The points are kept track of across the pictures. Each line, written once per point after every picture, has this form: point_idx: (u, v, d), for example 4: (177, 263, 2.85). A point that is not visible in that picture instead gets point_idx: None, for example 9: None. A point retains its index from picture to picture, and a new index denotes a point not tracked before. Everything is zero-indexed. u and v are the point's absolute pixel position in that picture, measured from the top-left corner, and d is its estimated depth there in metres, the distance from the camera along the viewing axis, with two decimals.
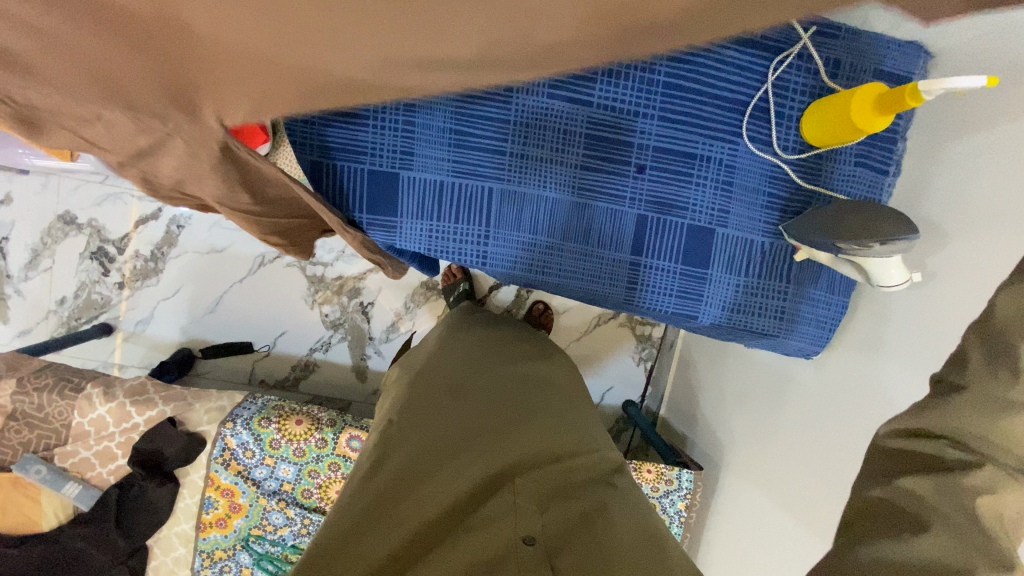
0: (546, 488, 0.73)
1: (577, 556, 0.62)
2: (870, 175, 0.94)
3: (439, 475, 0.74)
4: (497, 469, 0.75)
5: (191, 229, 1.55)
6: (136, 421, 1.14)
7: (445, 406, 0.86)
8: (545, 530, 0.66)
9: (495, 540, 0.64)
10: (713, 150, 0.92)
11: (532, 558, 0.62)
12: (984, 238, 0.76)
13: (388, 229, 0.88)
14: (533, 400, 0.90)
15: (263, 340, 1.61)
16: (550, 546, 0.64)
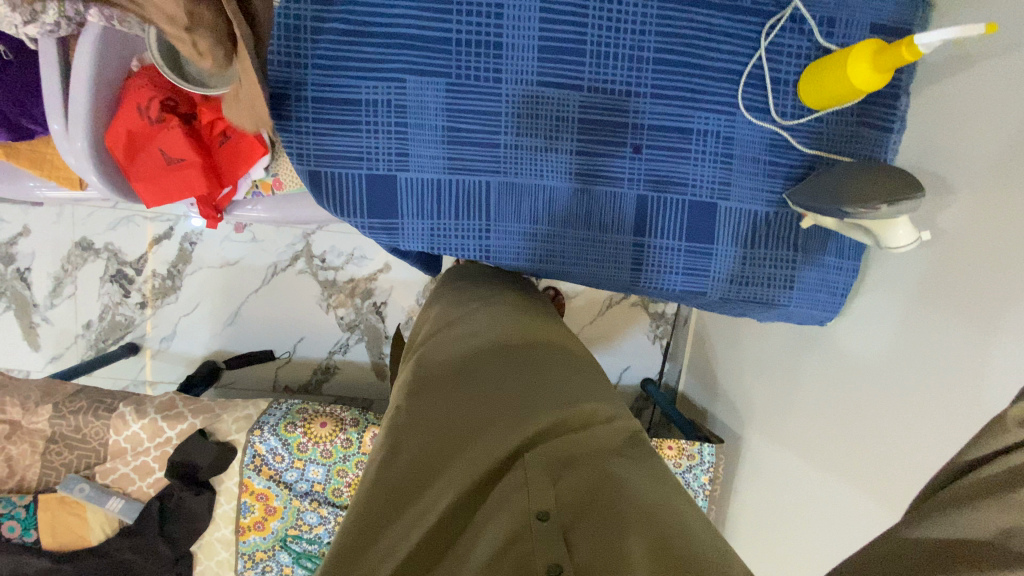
0: (558, 450, 0.65)
1: (595, 525, 0.55)
2: (875, 134, 0.92)
3: (448, 453, 0.66)
4: (506, 434, 0.67)
5: (203, 244, 1.59)
6: (168, 436, 1.18)
7: (443, 390, 0.76)
8: (559, 501, 0.58)
9: (507, 526, 0.56)
10: (710, 122, 0.90)
11: (547, 535, 0.54)
12: (999, 191, 0.74)
13: (390, 231, 0.89)
14: (535, 370, 0.80)
15: (283, 347, 1.65)
16: (566, 519, 0.56)
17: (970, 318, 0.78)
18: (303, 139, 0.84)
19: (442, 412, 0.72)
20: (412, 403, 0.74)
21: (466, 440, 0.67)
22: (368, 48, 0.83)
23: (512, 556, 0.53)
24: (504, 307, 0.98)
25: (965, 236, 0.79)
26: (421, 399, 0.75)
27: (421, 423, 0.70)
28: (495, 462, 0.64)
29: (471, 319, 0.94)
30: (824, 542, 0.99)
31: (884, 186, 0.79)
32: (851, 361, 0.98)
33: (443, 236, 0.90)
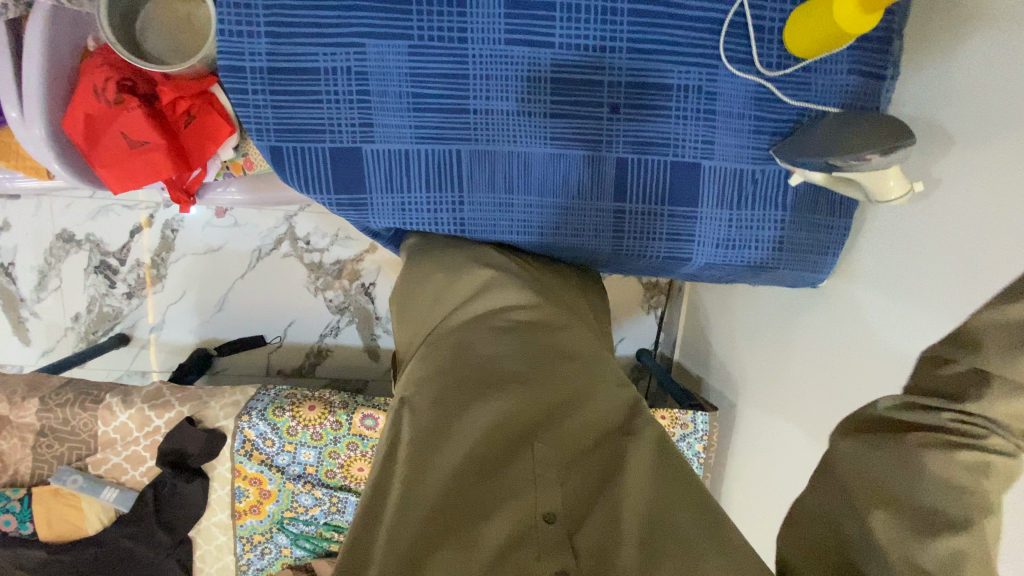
0: (566, 447, 0.65)
1: (600, 536, 0.58)
2: (867, 82, 0.87)
3: (456, 450, 0.63)
4: (518, 432, 0.65)
5: (186, 231, 1.56)
6: (157, 425, 1.17)
7: (451, 362, 0.73)
8: (565, 503, 0.60)
9: (518, 519, 0.58)
10: (690, 77, 0.85)
11: (553, 538, 0.57)
12: (999, 137, 0.70)
13: (359, 208, 0.86)
14: (543, 342, 0.78)
15: (274, 332, 1.63)
16: (572, 523, 0.59)
17: (959, 270, 0.76)
18: (261, 113, 0.80)
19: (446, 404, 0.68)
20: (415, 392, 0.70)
21: (476, 418, 0.66)
22: (323, 11, 0.78)
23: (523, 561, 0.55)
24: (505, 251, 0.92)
25: (959, 184, 0.76)
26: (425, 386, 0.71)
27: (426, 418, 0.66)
28: (506, 448, 0.64)
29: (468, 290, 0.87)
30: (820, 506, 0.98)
31: (873, 133, 0.75)
32: (842, 325, 0.95)
33: (425, 215, 0.87)
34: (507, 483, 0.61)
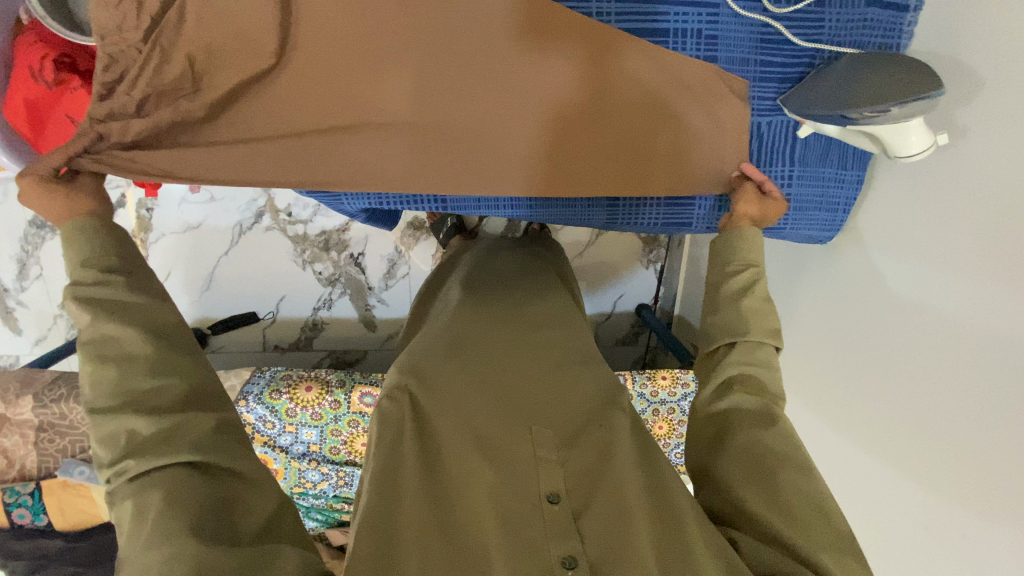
0: (563, 436, 0.75)
1: (603, 519, 0.66)
2: (889, 15, 0.78)
3: (466, 446, 0.72)
4: (519, 428, 0.74)
5: (162, 209, 1.48)
6: None
7: (447, 364, 0.84)
8: (568, 486, 0.70)
9: (523, 496, 0.68)
10: (687, 20, 0.76)
11: (559, 517, 0.66)
12: None
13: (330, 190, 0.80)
14: (529, 343, 0.90)
15: (266, 308, 1.60)
16: (576, 506, 0.68)
17: (944, 224, 0.83)
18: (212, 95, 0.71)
19: (453, 406, 0.77)
20: (415, 387, 0.78)
21: (474, 422, 0.75)
22: None
23: (534, 537, 0.64)
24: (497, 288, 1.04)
25: (1005, 130, 0.73)
26: (425, 382, 0.80)
27: (434, 420, 0.75)
28: (507, 435, 0.73)
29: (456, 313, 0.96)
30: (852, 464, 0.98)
31: (889, 78, 0.68)
32: (874, 282, 0.95)
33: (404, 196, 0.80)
34: (512, 468, 0.70)
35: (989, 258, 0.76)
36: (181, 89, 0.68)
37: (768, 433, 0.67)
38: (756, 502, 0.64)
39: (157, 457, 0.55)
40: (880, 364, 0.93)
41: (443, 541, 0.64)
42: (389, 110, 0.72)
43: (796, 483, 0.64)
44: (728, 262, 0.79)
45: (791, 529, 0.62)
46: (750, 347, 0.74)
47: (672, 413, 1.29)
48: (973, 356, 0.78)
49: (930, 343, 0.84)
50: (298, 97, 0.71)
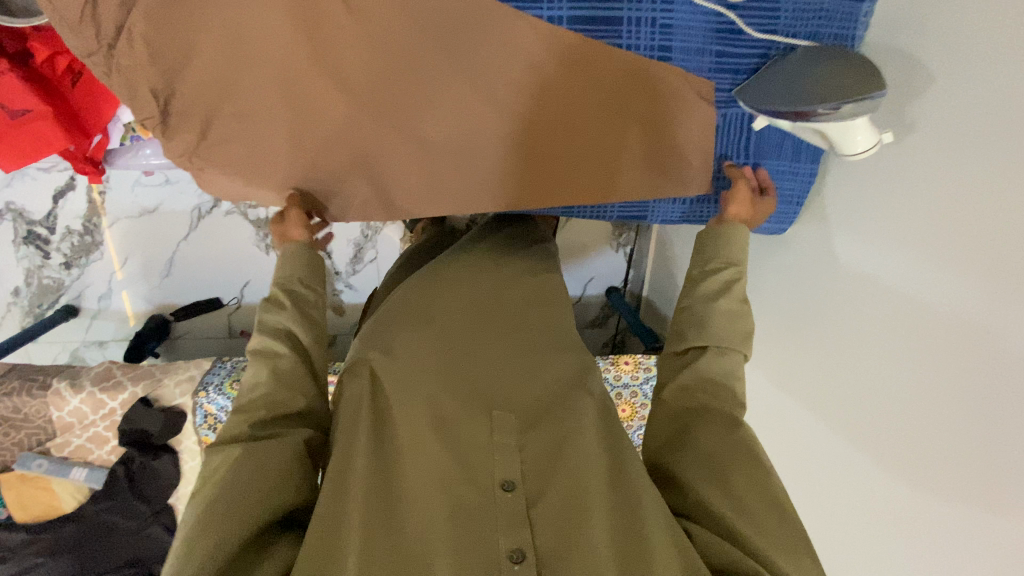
0: (522, 420, 0.75)
1: (554, 508, 0.67)
2: (846, 4, 0.76)
3: (422, 428, 0.72)
4: (477, 412, 0.75)
5: (115, 191, 1.41)
6: (113, 406, 1.18)
7: (412, 337, 0.82)
8: (523, 473, 0.70)
9: (478, 483, 0.69)
10: (642, 8, 0.74)
11: (510, 505, 0.67)
12: None
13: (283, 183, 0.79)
14: (499, 317, 0.89)
15: (230, 294, 1.57)
16: (530, 492, 0.69)
17: (901, 217, 0.83)
18: (155, 84, 0.70)
19: (413, 383, 0.76)
20: (378, 361, 0.78)
21: (438, 403, 0.75)
22: None
23: (482, 529, 0.65)
24: (484, 257, 1.00)
25: (953, 125, 0.74)
26: (386, 355, 0.79)
27: (391, 401, 0.75)
28: (467, 419, 0.74)
29: (431, 279, 0.94)
30: (807, 442, 1.02)
31: (839, 79, 0.68)
32: (830, 270, 0.96)
33: (378, 202, 0.81)
34: (470, 453, 0.71)
35: (948, 241, 0.76)
36: (152, 118, 0.72)
37: (727, 437, 0.69)
38: (715, 501, 0.66)
39: (219, 468, 0.63)
40: (836, 350, 0.95)
41: (389, 533, 0.64)
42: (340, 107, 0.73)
43: (749, 479, 0.66)
44: (708, 259, 0.82)
45: (746, 523, 0.64)
46: (726, 355, 0.76)
47: (636, 396, 1.32)
48: (940, 342, 0.78)
49: (884, 330, 0.86)
50: (254, 88, 0.72)
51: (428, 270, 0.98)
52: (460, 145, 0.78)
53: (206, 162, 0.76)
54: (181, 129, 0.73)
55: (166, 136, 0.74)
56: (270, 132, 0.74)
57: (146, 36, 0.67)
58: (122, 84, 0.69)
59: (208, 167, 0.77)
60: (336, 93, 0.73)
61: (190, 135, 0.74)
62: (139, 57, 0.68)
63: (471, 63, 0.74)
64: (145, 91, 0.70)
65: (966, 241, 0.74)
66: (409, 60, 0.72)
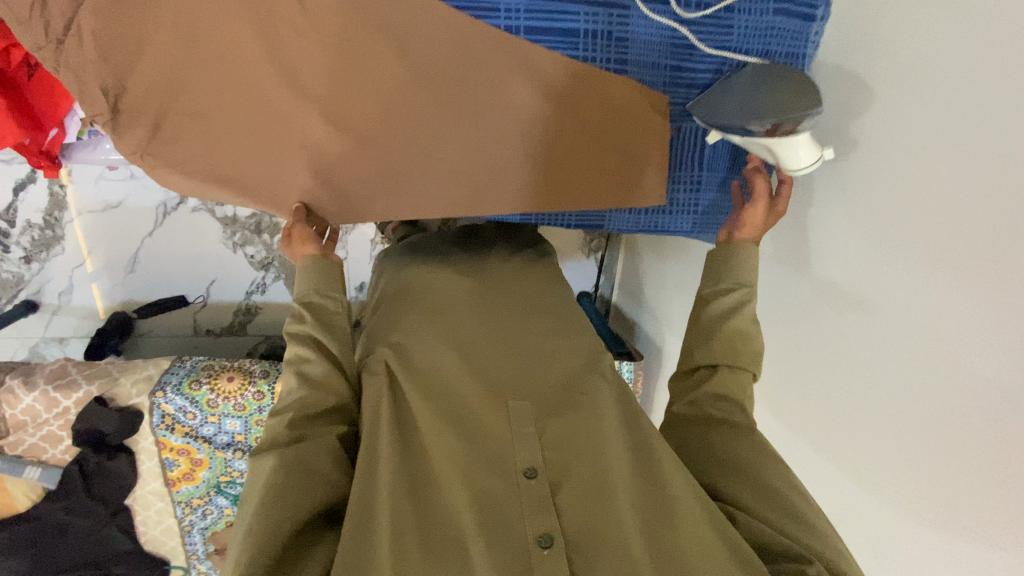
0: (540, 408, 0.75)
1: (578, 492, 0.67)
2: (796, 24, 0.79)
3: (443, 422, 0.72)
4: (496, 401, 0.74)
5: (77, 186, 1.38)
6: (66, 405, 1.16)
7: (426, 337, 0.83)
8: (545, 459, 0.69)
9: (501, 470, 0.68)
10: (597, 21, 0.75)
11: (536, 491, 0.66)
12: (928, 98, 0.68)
13: (237, 185, 0.77)
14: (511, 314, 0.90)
15: (196, 291, 1.55)
16: (553, 478, 0.68)
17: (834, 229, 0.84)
18: (102, 80, 0.68)
19: (431, 380, 0.78)
20: (391, 359, 0.79)
21: (456, 400, 0.75)
22: None
23: (509, 515, 0.64)
24: (487, 262, 1.02)
25: (883, 141, 0.74)
26: (400, 354, 0.80)
27: (410, 399, 0.75)
28: (484, 411, 0.73)
29: (444, 281, 0.94)
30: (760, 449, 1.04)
31: (786, 97, 0.71)
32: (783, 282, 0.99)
33: (336, 205, 0.81)
34: (489, 443, 0.70)
35: (887, 245, 0.75)
36: (98, 116, 0.69)
37: (749, 445, 0.72)
38: (743, 495, 0.70)
39: (260, 477, 0.64)
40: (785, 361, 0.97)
41: (418, 524, 0.63)
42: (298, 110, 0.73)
43: (777, 475, 0.69)
44: (720, 279, 0.82)
45: (778, 516, 0.66)
46: (731, 375, 0.77)
47: None
48: (887, 349, 0.76)
49: (831, 342, 0.86)
50: (209, 89, 0.71)
51: (439, 270, 0.97)
52: (421, 151, 0.78)
53: (155, 162, 0.74)
54: (129, 128, 0.71)
55: (117, 134, 0.71)
56: (225, 133, 0.74)
57: (94, 32, 0.65)
58: (67, 80, 0.66)
59: (157, 166, 0.74)
60: (293, 96, 0.72)
61: (139, 134, 0.72)
62: (88, 52, 0.66)
63: (431, 69, 0.74)
64: (95, 89, 0.67)
65: (904, 244, 0.73)
66: (368, 66, 0.72)
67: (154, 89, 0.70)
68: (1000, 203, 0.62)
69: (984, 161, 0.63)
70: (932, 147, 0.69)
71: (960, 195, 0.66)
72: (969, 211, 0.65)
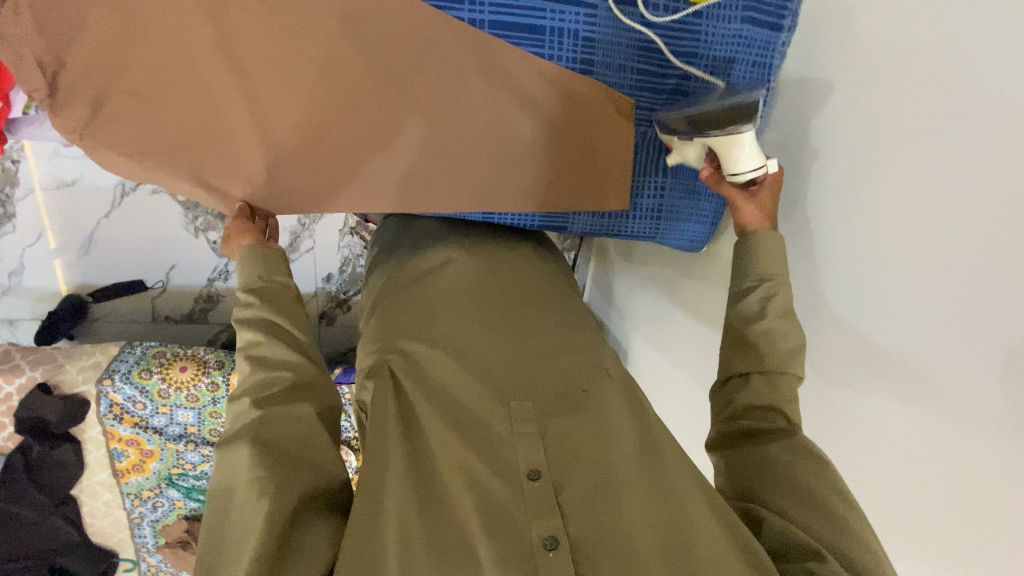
0: (544, 408, 0.70)
1: (583, 493, 0.60)
2: (764, 34, 0.81)
3: (445, 426, 0.67)
4: (498, 402, 0.70)
5: (28, 162, 1.31)
6: (8, 392, 1.11)
7: (428, 335, 0.81)
8: (549, 460, 0.63)
9: (504, 472, 0.62)
10: (565, 19, 0.75)
11: (539, 494, 0.60)
12: (889, 117, 0.69)
13: (191, 171, 0.74)
14: (518, 316, 0.86)
15: (155, 277, 1.50)
16: (558, 479, 0.61)
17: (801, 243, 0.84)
18: (41, 53, 0.63)
19: (434, 381, 0.74)
20: (398, 362, 0.78)
21: (456, 401, 0.71)
22: None
23: (514, 517, 0.58)
24: (485, 256, 0.95)
25: (844, 153, 0.75)
26: (403, 357, 0.79)
27: (414, 401, 0.72)
28: (487, 411, 0.69)
29: (452, 278, 0.91)
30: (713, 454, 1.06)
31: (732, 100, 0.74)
32: None
33: (291, 198, 0.79)
34: (493, 444, 0.65)
35: (861, 253, 0.74)
36: (35, 91, 0.65)
37: (794, 450, 0.62)
38: (776, 502, 0.61)
39: (233, 472, 0.57)
40: None
41: (425, 527, 0.58)
42: (256, 95, 0.71)
43: (819, 477, 0.60)
44: (743, 276, 0.75)
45: (820, 523, 0.57)
46: (777, 377, 0.68)
47: None
48: (856, 357, 0.75)
49: None
50: (158, 68, 0.67)
51: (447, 266, 0.93)
52: (383, 144, 0.76)
53: (99, 142, 0.70)
54: (69, 104, 0.67)
55: (54, 111, 0.67)
56: (176, 116, 0.70)
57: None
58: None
59: (101, 147, 0.70)
60: (250, 81, 0.70)
61: (81, 111, 0.68)
62: (24, 24, 0.61)
63: (395, 60, 0.72)
64: (30, 62, 0.63)
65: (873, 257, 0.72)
66: (329, 53, 0.70)
67: (97, 65, 0.66)
68: (951, 226, 0.62)
69: (949, 178, 0.62)
70: (898, 160, 0.68)
71: (920, 205, 0.65)
72: (933, 228, 0.64)
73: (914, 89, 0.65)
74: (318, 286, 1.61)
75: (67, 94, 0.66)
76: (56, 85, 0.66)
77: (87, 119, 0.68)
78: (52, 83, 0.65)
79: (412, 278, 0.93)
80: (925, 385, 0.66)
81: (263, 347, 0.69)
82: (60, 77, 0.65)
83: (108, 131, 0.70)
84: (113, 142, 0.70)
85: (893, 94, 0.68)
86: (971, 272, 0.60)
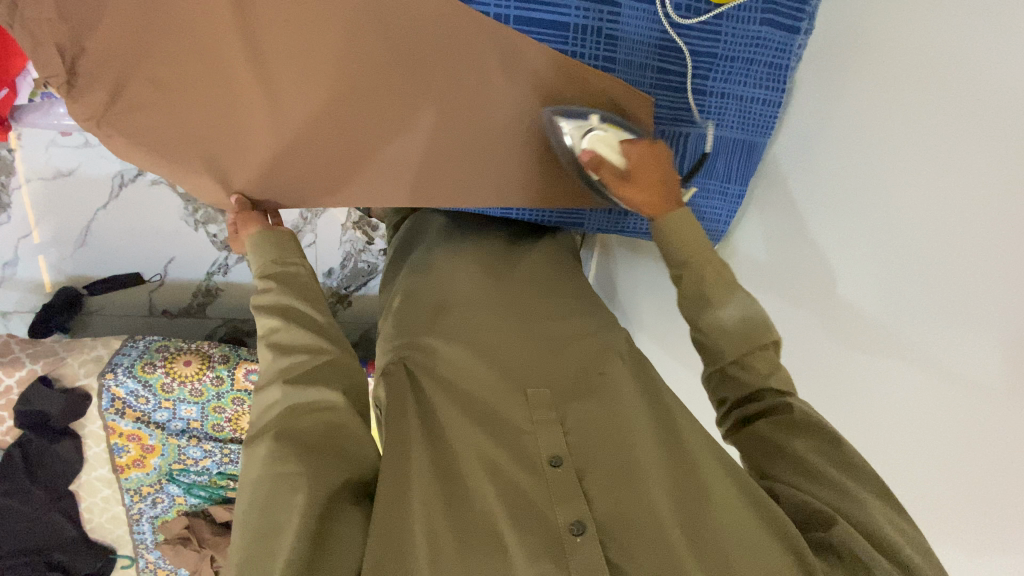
0: (561, 396, 0.70)
1: (606, 479, 0.61)
2: (780, 35, 0.84)
3: (464, 418, 0.67)
4: (515, 392, 0.70)
5: (24, 151, 1.28)
6: (7, 385, 1.08)
7: (440, 329, 0.81)
8: (569, 447, 0.64)
9: (525, 461, 0.63)
10: (588, 17, 0.76)
11: (561, 481, 0.61)
12: (915, 121, 0.72)
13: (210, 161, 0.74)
14: (530, 304, 0.86)
15: (153, 270, 1.48)
16: (579, 467, 0.62)
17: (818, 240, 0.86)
18: (62, 38, 0.62)
19: (451, 373, 0.74)
20: (416, 357, 0.78)
21: (472, 393, 0.71)
22: None
23: (539, 505, 0.59)
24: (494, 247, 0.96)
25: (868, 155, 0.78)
26: (418, 352, 0.78)
27: (430, 394, 0.72)
28: (505, 401, 0.69)
29: (464, 270, 0.91)
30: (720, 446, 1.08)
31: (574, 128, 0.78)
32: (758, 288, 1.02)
33: (311, 190, 0.79)
34: (512, 434, 0.65)
35: (882, 253, 0.76)
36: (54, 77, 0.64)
37: (789, 424, 0.59)
38: (786, 478, 0.59)
39: (254, 467, 0.57)
40: None
41: (452, 519, 0.58)
42: (280, 85, 0.70)
43: (815, 444, 0.58)
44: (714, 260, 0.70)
45: (830, 493, 0.56)
46: (747, 359, 0.63)
47: None
48: (862, 348, 0.78)
49: (805, 347, 0.88)
50: (180, 56, 0.66)
51: (459, 257, 0.93)
52: (403, 137, 0.76)
53: (117, 130, 0.69)
54: (87, 90, 0.66)
55: (72, 98, 0.66)
56: (197, 105, 0.70)
57: None
58: (16, 32, 0.60)
59: (119, 136, 0.69)
60: (274, 71, 0.69)
61: (100, 98, 0.66)
62: (45, 9, 0.60)
63: (420, 53, 0.72)
64: (50, 47, 0.61)
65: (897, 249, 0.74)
66: (354, 43, 0.69)
67: (117, 51, 0.65)
68: (974, 222, 0.65)
69: (976, 182, 0.65)
70: (922, 162, 0.71)
71: (945, 202, 0.69)
72: (956, 229, 0.67)
73: (939, 96, 0.69)
74: (319, 280, 1.60)
75: (86, 81, 0.65)
76: (77, 72, 0.64)
77: (106, 107, 0.67)
78: (71, 69, 0.64)
79: (423, 271, 0.93)
80: (944, 378, 0.67)
81: (288, 336, 0.68)
82: (80, 63, 0.64)
83: (127, 119, 0.69)
84: (131, 130, 0.69)
85: (925, 105, 0.72)
86: (994, 269, 0.63)
